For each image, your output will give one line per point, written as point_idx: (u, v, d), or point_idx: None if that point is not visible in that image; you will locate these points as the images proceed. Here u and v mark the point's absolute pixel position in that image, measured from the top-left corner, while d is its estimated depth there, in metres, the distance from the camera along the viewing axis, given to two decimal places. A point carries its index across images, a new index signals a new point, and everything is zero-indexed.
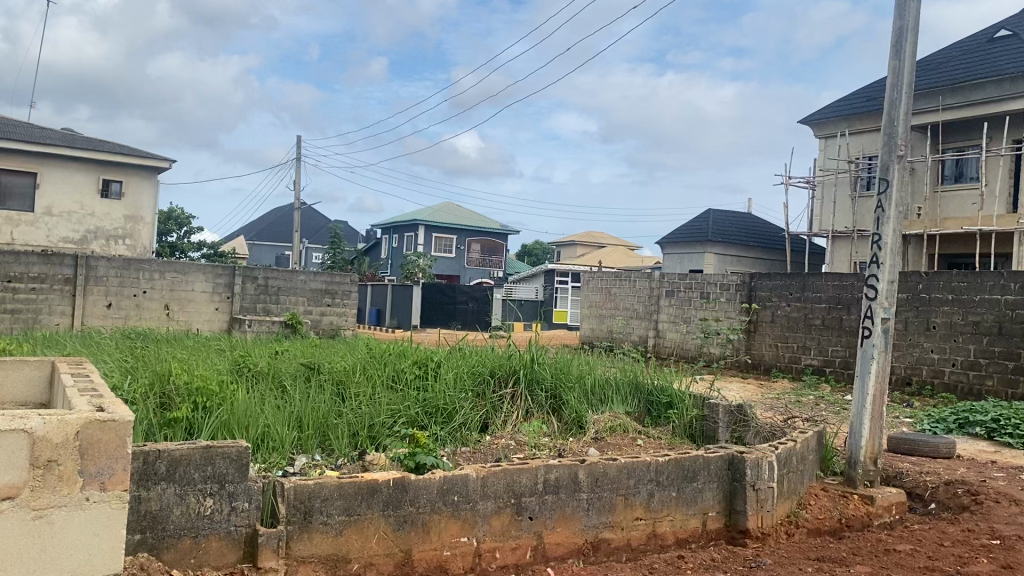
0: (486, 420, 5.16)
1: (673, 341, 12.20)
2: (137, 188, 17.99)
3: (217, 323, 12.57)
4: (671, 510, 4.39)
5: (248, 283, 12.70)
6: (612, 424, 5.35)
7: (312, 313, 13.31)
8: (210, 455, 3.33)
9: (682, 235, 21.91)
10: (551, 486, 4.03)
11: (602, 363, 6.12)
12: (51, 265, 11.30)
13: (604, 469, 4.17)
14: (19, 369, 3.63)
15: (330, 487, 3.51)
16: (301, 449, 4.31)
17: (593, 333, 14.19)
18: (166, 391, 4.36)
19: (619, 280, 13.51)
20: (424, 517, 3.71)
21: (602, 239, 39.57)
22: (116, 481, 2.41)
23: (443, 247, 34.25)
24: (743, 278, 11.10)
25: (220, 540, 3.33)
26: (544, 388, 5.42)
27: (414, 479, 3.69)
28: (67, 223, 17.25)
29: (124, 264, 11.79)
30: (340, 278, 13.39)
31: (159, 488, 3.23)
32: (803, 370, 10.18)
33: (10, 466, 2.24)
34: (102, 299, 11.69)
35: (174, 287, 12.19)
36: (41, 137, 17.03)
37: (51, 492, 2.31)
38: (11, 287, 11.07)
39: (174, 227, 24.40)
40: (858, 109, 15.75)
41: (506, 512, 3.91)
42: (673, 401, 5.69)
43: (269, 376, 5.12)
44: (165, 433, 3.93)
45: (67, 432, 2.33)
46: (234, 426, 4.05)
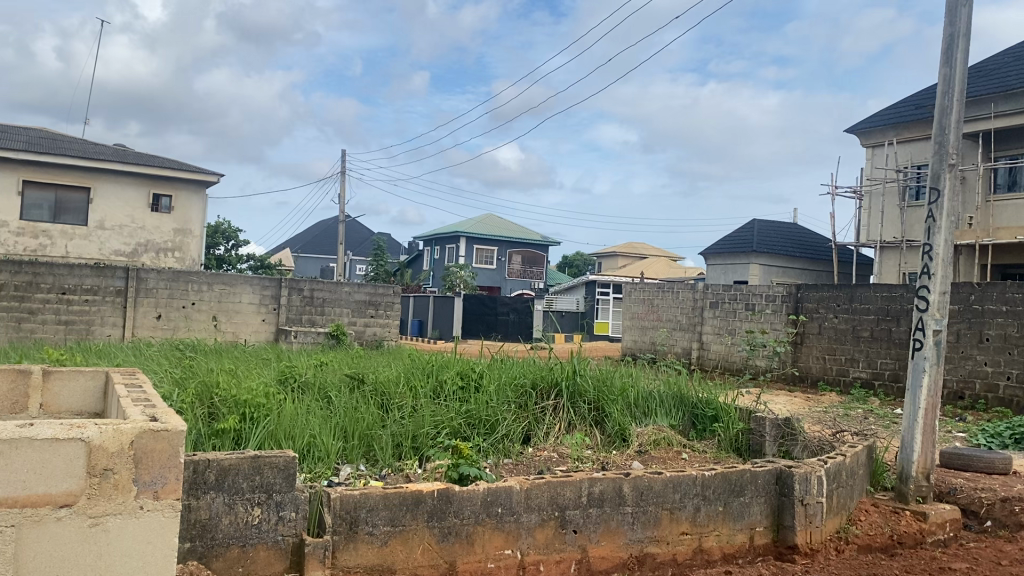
0: (528, 432, 5.16)
1: (718, 353, 12.08)
2: (186, 202, 18.36)
3: (264, 333, 12.76)
4: (718, 525, 4.33)
5: (294, 295, 12.88)
6: (656, 437, 5.30)
7: (356, 324, 13.41)
8: (258, 464, 3.37)
9: (726, 246, 21.69)
10: (595, 499, 4.00)
11: (647, 376, 6.06)
12: (103, 278, 11.59)
13: (649, 482, 4.14)
14: (74, 379, 3.72)
15: (375, 498, 3.52)
16: (346, 460, 4.36)
17: (636, 345, 14.11)
18: (214, 402, 4.42)
19: (662, 291, 13.42)
20: (468, 529, 3.71)
21: (643, 250, 39.37)
22: (169, 489, 2.40)
23: (484, 258, 34.35)
24: (789, 289, 10.93)
25: (268, 549, 3.37)
26: (587, 401, 5.40)
27: (458, 491, 3.70)
28: (118, 236, 17.64)
29: (174, 276, 12.02)
30: (383, 290, 13.46)
31: (208, 497, 3.28)
32: (851, 384, 9.99)
33: (67, 474, 2.23)
34: (152, 311, 11.93)
35: (222, 299, 12.41)
36: (94, 153, 17.49)
37: (107, 500, 2.30)
38: (65, 299, 11.37)
39: (221, 240, 24.85)
40: (905, 117, 15.43)
41: (550, 525, 3.89)
42: (718, 414, 5.62)
43: (314, 387, 5.17)
44: (213, 443, 3.99)
45: (122, 441, 2.32)
46: (282, 436, 4.11)
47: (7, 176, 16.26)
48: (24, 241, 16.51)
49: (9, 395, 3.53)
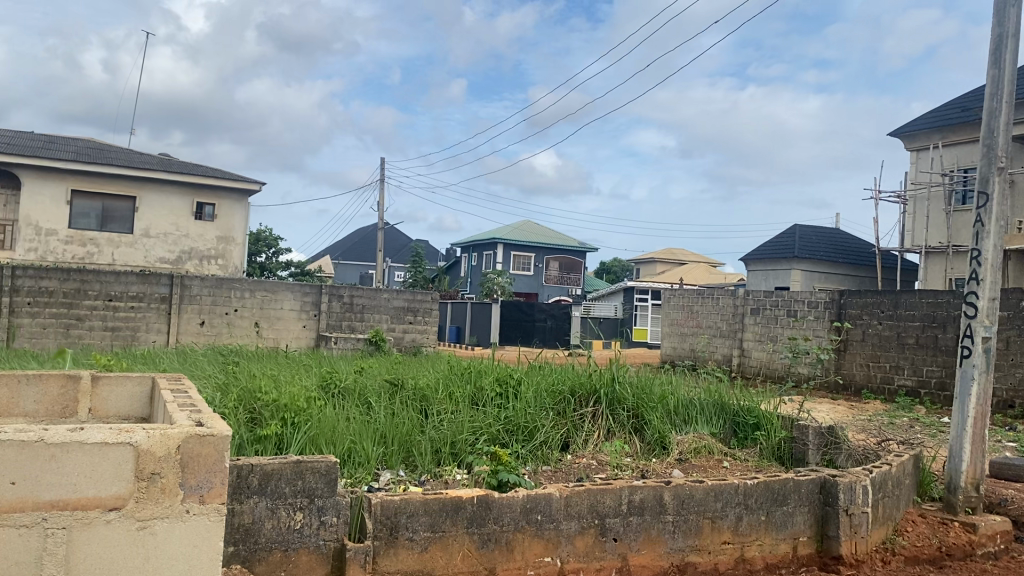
0: (567, 439, 5.14)
1: (759, 360, 11.94)
2: (229, 211, 18.63)
3: (305, 339, 12.89)
4: (760, 534, 4.28)
5: (334, 301, 13.01)
6: (697, 445, 5.24)
7: (395, 329, 13.49)
8: (300, 469, 3.40)
9: (767, 251, 21.46)
10: (636, 508, 3.97)
11: (687, 383, 6.00)
12: (148, 285, 11.82)
13: (690, 491, 4.10)
14: (122, 384, 3.79)
15: (415, 503, 3.54)
16: (385, 465, 4.39)
17: (675, 351, 14.01)
18: (256, 407, 4.48)
19: (701, 298, 13.31)
20: (507, 536, 3.70)
21: (682, 256, 39.08)
22: (214, 493, 2.41)
23: (522, 264, 34.36)
24: (832, 295, 10.77)
25: (309, 554, 3.40)
26: (626, 408, 5.36)
27: (498, 497, 3.70)
28: (163, 244, 17.94)
29: (217, 283, 12.21)
30: (422, 296, 13.52)
31: (251, 501, 3.32)
32: (895, 392, 9.80)
33: (116, 477, 2.27)
34: (196, 317, 12.14)
35: (264, 306, 12.57)
36: (140, 162, 17.85)
37: (154, 503, 2.32)
38: (112, 305, 11.62)
39: (263, 247, 25.21)
40: (951, 120, 15.12)
41: (590, 533, 3.87)
42: (760, 422, 5.54)
43: (354, 392, 5.21)
44: (256, 448, 4.04)
45: (168, 446, 2.34)
46: (323, 441, 4.16)
47: (57, 186, 16.70)
48: (72, 249, 16.96)
49: (60, 400, 3.62)
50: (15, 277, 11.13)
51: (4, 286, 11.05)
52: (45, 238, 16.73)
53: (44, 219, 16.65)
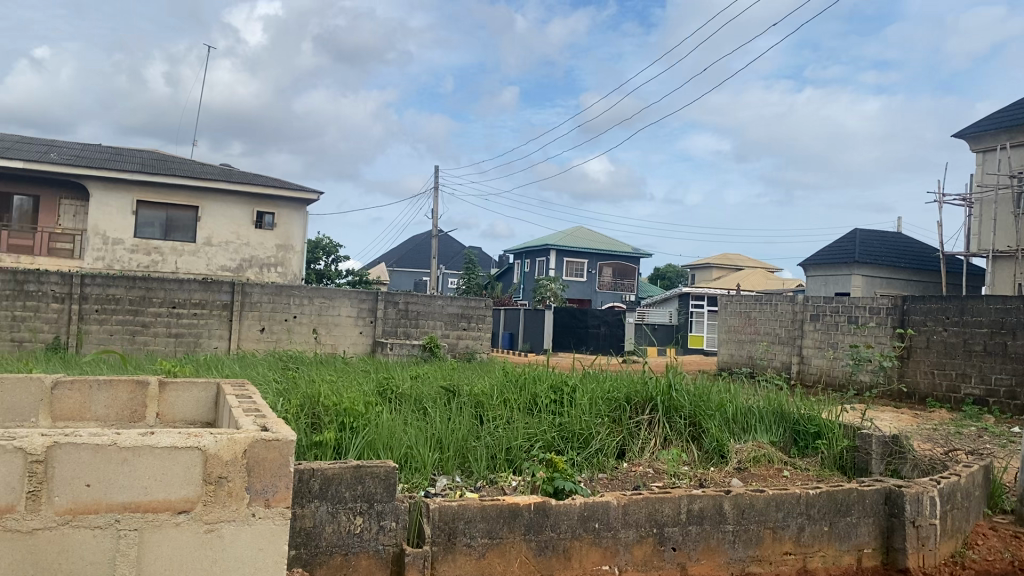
0: (623, 446, 5.09)
1: (819, 367, 11.70)
2: (288, 219, 18.96)
3: (362, 346, 13.04)
4: (823, 545, 4.19)
5: (390, 307, 13.12)
6: (757, 453, 5.16)
7: (449, 336, 13.55)
8: (360, 474, 3.44)
9: (827, 256, 21.04)
10: (695, 516, 3.93)
11: (745, 391, 5.91)
12: (210, 292, 12.10)
13: (750, 500, 4.03)
14: (188, 390, 3.88)
15: (472, 509, 3.55)
16: (441, 471, 4.41)
17: (732, 358, 13.82)
18: (316, 413, 4.54)
19: (760, 304, 13.12)
20: (565, 543, 3.69)
21: (739, 262, 38.55)
22: (280, 497, 2.45)
23: (575, 271, 34.28)
24: (895, 300, 10.51)
25: (370, 558, 3.44)
26: (683, 416, 5.29)
27: (554, 504, 3.69)
28: (224, 252, 18.33)
29: (277, 290, 12.44)
30: (476, 302, 13.56)
31: (312, 505, 3.37)
32: (962, 401, 9.50)
33: (186, 482, 2.32)
34: (256, 324, 12.39)
35: (321, 313, 12.75)
36: (203, 173, 18.31)
37: (221, 507, 2.36)
38: (175, 312, 11.93)
39: (321, 255, 25.61)
40: (1019, 120, 14.64)
41: (649, 542, 3.84)
42: (821, 430, 5.43)
43: (411, 398, 5.26)
44: (315, 452, 4.10)
45: (235, 450, 2.39)
46: (380, 446, 4.21)
47: (123, 197, 17.24)
48: (137, 258, 17.46)
49: (129, 405, 3.74)
50: (84, 284, 11.52)
51: (73, 294, 11.45)
52: (112, 247, 17.27)
53: (111, 229, 17.20)
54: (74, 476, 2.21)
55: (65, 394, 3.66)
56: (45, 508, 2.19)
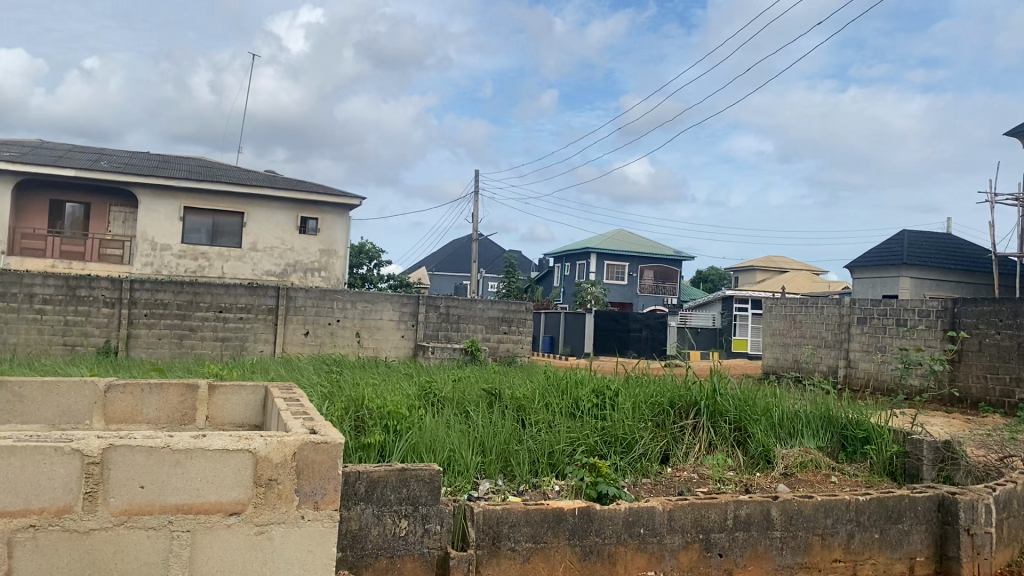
0: (666, 451, 5.05)
1: (867, 371, 11.48)
2: (331, 224, 19.14)
3: (404, 349, 13.12)
4: (874, 552, 4.10)
5: (431, 311, 13.19)
6: (804, 459, 5.09)
7: (490, 339, 13.55)
8: (405, 477, 3.45)
9: (874, 258, 20.69)
10: (741, 522, 3.88)
11: (791, 395, 5.83)
12: (256, 296, 12.29)
13: (799, 507, 3.97)
14: (237, 393, 3.95)
15: (517, 513, 3.55)
16: (484, 474, 4.42)
17: (778, 362, 13.64)
18: (360, 416, 4.59)
19: (805, 307, 12.94)
20: (610, 549, 3.67)
21: (783, 265, 38.05)
22: (328, 500, 2.47)
23: (616, 274, 34.13)
24: (945, 303, 10.30)
25: (415, 561, 3.46)
26: (728, 421, 5.23)
27: (599, 509, 3.67)
28: (269, 257, 18.57)
29: (321, 294, 12.58)
30: (517, 306, 13.54)
31: (358, 508, 3.40)
32: (1017, 406, 9.24)
33: (236, 483, 2.35)
34: (301, 327, 12.54)
35: (364, 317, 12.87)
36: (248, 180, 18.62)
37: (271, 509, 2.39)
38: (222, 316, 12.13)
39: (364, 260, 25.85)
40: None
41: (694, 548, 3.80)
42: (870, 436, 5.32)
43: (453, 401, 5.28)
44: (360, 455, 4.15)
45: (285, 453, 2.42)
46: (423, 449, 4.23)
47: (171, 203, 17.59)
48: (185, 263, 17.79)
49: (180, 408, 3.82)
50: (133, 289, 11.76)
51: (123, 299, 11.69)
52: (160, 253, 17.62)
53: (159, 234, 17.57)
54: (129, 478, 2.26)
55: (118, 397, 3.73)
56: (102, 509, 2.23)
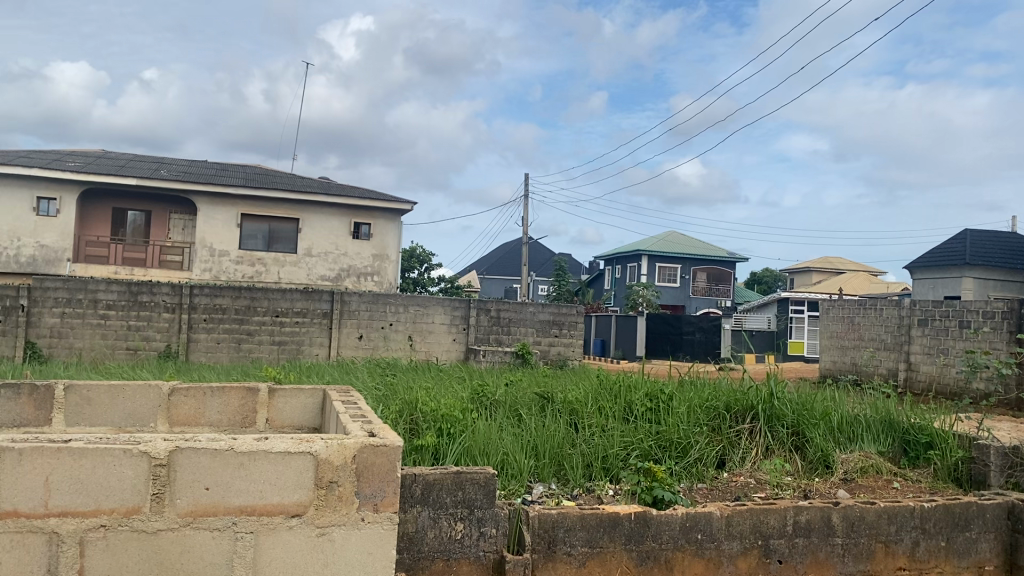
0: (723, 456, 4.98)
1: (929, 374, 11.18)
2: (384, 229, 19.28)
3: (455, 353, 13.18)
4: (940, 561, 4.00)
5: (482, 315, 13.24)
6: (864, 464, 4.98)
7: (541, 343, 13.50)
8: (460, 480, 3.47)
9: (936, 258, 20.18)
10: (802, 529, 3.81)
11: (850, 399, 5.70)
12: (311, 301, 12.48)
13: (861, 513, 3.88)
14: (296, 396, 4.01)
15: (572, 518, 3.55)
16: (538, 478, 4.43)
17: (836, 366, 13.37)
18: (414, 419, 4.63)
19: (863, 309, 12.68)
20: (667, 554, 3.64)
21: (840, 266, 37.32)
22: (388, 502, 2.48)
23: (668, 276, 33.83)
24: (1011, 304, 9.98)
25: (470, 564, 3.47)
26: (786, 425, 5.14)
27: (656, 514, 3.64)
28: (324, 262, 18.81)
29: (374, 298, 12.73)
30: (568, 310, 13.47)
31: (415, 510, 3.43)
32: None
33: (298, 485, 2.39)
34: (355, 331, 12.70)
35: (416, 320, 12.97)
36: (302, 187, 18.93)
37: (332, 511, 2.42)
38: (279, 321, 12.35)
39: (416, 264, 26.06)
40: None
41: (753, 554, 3.75)
42: (933, 441, 5.16)
43: (506, 404, 5.29)
44: (413, 458, 4.20)
45: (345, 455, 2.45)
46: (477, 453, 4.25)
47: (228, 211, 17.99)
48: (242, 269, 18.14)
49: (241, 410, 3.90)
50: (193, 295, 12.04)
51: (183, 304, 11.98)
52: (218, 259, 17.99)
53: (217, 241, 17.94)
54: (194, 480, 2.31)
55: (181, 400, 3.82)
56: (168, 510, 2.29)
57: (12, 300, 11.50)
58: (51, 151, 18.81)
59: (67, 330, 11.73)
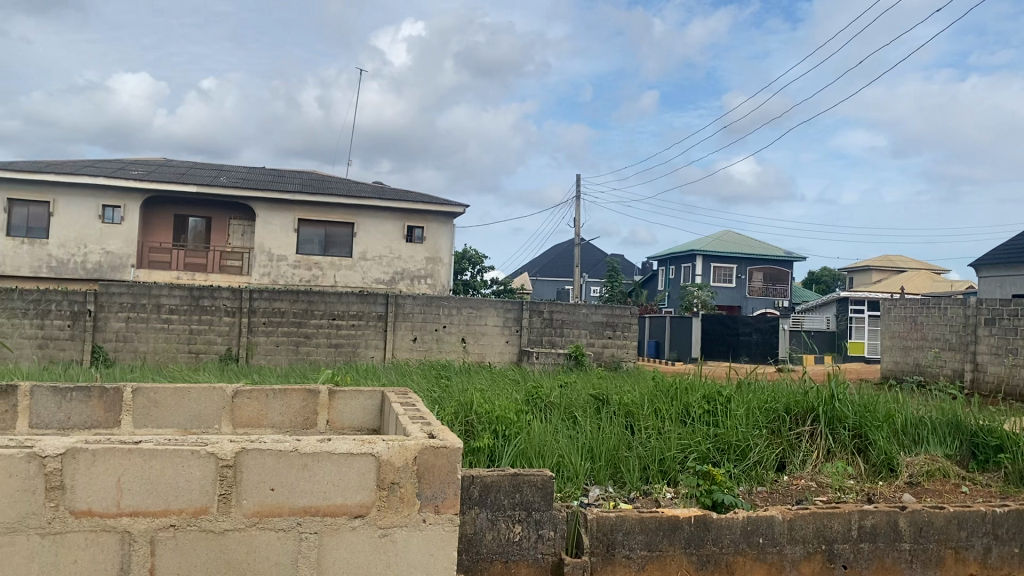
0: (783, 459, 4.90)
1: (997, 375, 10.84)
2: (436, 232, 19.40)
3: (509, 354, 13.19)
4: (1013, 569, 3.87)
5: (535, 317, 13.22)
6: (931, 467, 4.84)
7: (595, 345, 13.43)
8: (518, 482, 3.48)
9: (1002, 256, 19.57)
10: (867, 533, 3.72)
11: (915, 401, 5.56)
12: (366, 304, 12.65)
13: (929, 518, 3.78)
14: (355, 398, 4.05)
15: (631, 521, 3.53)
16: (594, 481, 4.41)
17: (898, 367, 13.04)
18: (469, 420, 4.66)
19: (927, 308, 12.37)
20: (728, 558, 3.59)
21: (901, 265, 36.42)
22: (449, 504, 2.49)
23: (723, 276, 33.41)
24: None
25: (529, 567, 3.47)
26: (848, 427, 5.03)
27: (716, 518, 3.60)
28: (378, 266, 19.01)
29: (428, 301, 12.84)
30: (621, 311, 13.38)
31: (473, 512, 3.45)
32: None
33: (360, 487, 2.42)
34: (409, 333, 12.82)
35: (470, 322, 13.03)
36: (357, 191, 19.18)
37: (394, 512, 2.44)
38: (335, 323, 12.54)
39: (468, 266, 26.19)
40: None
41: (817, 558, 3.68)
42: (1004, 443, 4.99)
43: (561, 407, 5.29)
44: (470, 459, 4.23)
45: (406, 456, 2.46)
46: (532, 454, 4.26)
47: (286, 216, 18.33)
48: (300, 273, 18.45)
49: (302, 412, 3.98)
50: (252, 299, 12.28)
51: (243, 308, 12.24)
52: (276, 263, 18.32)
53: (275, 246, 18.29)
54: (260, 480, 2.36)
55: (245, 402, 3.91)
56: (235, 510, 2.34)
57: (79, 305, 11.86)
58: (115, 161, 19.36)
59: (132, 334, 12.06)
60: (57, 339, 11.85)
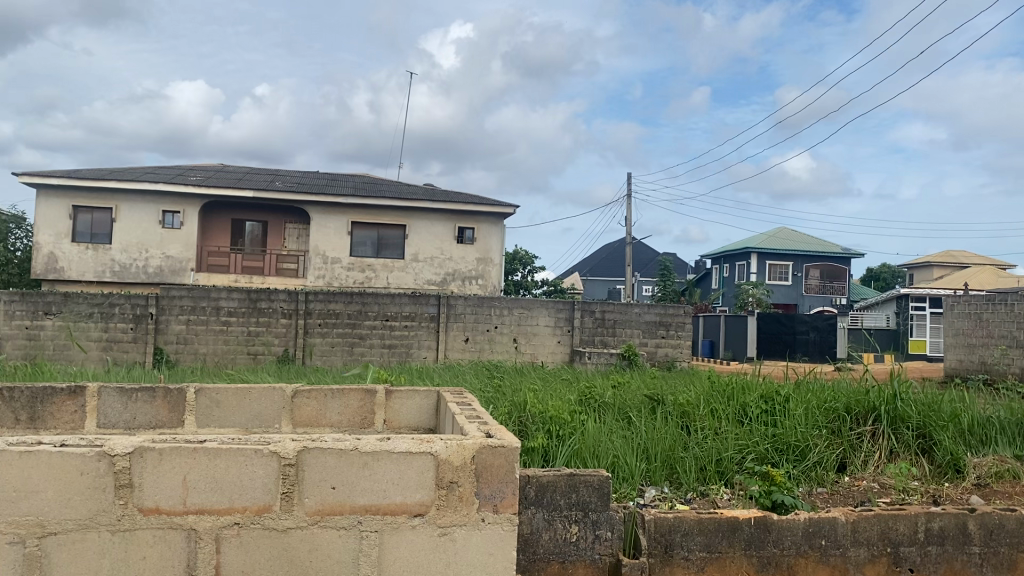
0: (844, 459, 4.79)
1: None
2: (487, 233, 19.45)
3: (560, 354, 13.15)
4: None
5: (587, 316, 13.16)
6: (999, 468, 4.68)
7: (648, 345, 13.32)
8: (574, 482, 3.46)
9: None
10: (935, 536, 3.63)
11: (981, 401, 5.39)
12: (419, 305, 12.75)
13: (1000, 520, 3.68)
14: (411, 397, 4.09)
15: (689, 521, 3.50)
16: (650, 481, 4.38)
17: (962, 365, 12.66)
18: (523, 420, 4.66)
19: (992, 304, 12.03)
20: (789, 560, 3.53)
21: (964, 260, 35.40)
22: (507, 503, 2.49)
23: (778, 274, 32.89)
24: None
25: (587, 567, 3.46)
26: (911, 427, 4.90)
27: (777, 520, 3.54)
28: (430, 267, 19.15)
29: (479, 301, 12.88)
30: (674, 310, 13.25)
31: (529, 512, 3.44)
32: None
33: (420, 485, 2.44)
34: (461, 334, 12.89)
35: (522, 323, 13.04)
36: (408, 194, 19.35)
37: (453, 511, 2.46)
38: (388, 324, 12.67)
39: (519, 266, 26.22)
40: None
41: (882, 561, 3.60)
42: None
43: (614, 407, 5.26)
44: (524, 459, 4.23)
45: (464, 456, 2.47)
46: (587, 455, 4.24)
47: (339, 220, 18.58)
48: (353, 275, 18.69)
49: (360, 411, 4.03)
50: (308, 301, 12.47)
51: (299, 310, 12.44)
52: (331, 266, 18.59)
53: (329, 249, 18.55)
54: (322, 479, 2.39)
55: (304, 402, 3.99)
56: (298, 509, 2.37)
57: (141, 307, 12.17)
58: (174, 167, 19.85)
59: (192, 336, 12.34)
60: (121, 342, 12.20)
